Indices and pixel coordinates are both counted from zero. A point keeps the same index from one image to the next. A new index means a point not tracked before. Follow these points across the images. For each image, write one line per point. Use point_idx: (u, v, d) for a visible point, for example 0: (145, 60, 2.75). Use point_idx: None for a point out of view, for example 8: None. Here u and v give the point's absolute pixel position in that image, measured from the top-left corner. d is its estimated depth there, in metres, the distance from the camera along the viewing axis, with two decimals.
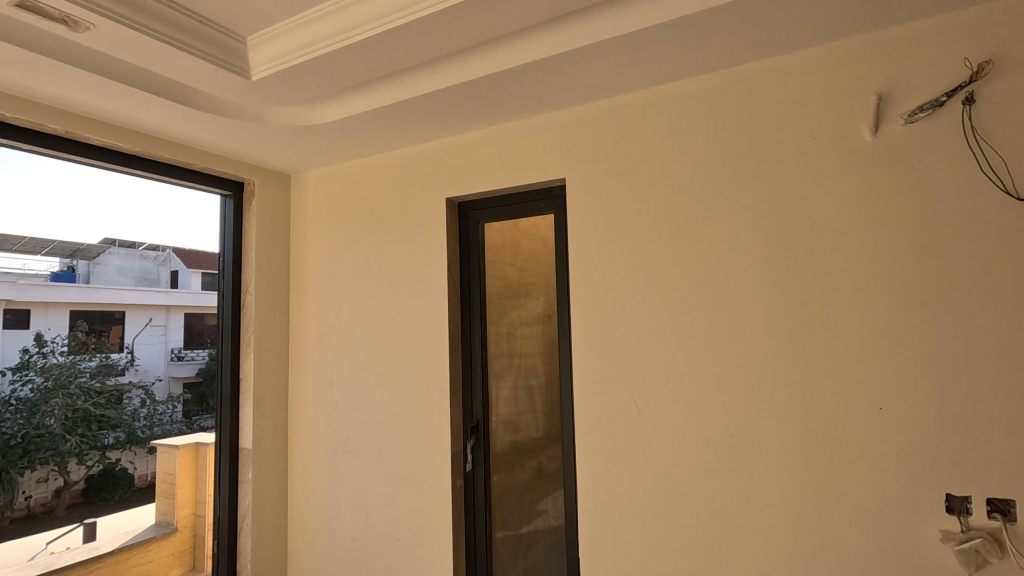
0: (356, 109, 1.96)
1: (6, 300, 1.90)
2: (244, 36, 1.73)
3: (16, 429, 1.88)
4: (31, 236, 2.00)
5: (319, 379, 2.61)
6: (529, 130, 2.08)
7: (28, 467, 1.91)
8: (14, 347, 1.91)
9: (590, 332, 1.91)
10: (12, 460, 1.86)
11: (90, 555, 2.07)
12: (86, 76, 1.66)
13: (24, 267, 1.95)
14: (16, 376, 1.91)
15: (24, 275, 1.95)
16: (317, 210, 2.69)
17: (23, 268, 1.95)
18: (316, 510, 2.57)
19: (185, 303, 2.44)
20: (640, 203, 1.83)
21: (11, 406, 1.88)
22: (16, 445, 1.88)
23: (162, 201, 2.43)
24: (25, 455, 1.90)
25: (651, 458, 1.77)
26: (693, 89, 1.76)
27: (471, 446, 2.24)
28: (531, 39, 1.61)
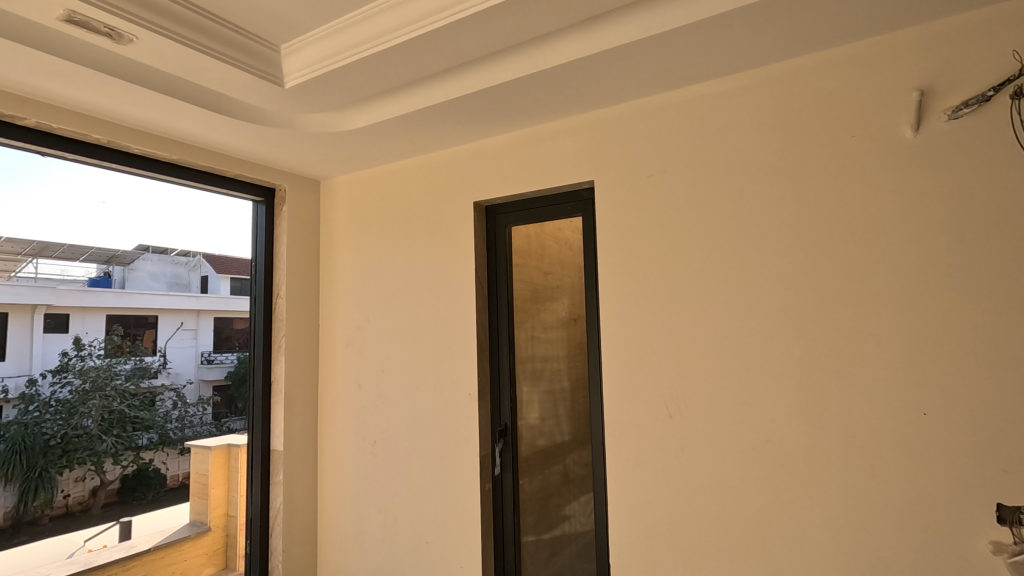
0: (386, 114, 1.98)
1: (46, 304, 1.97)
2: (278, 45, 1.77)
3: (55, 429, 1.94)
4: (70, 243, 2.08)
5: (348, 381, 2.64)
6: (558, 133, 2.07)
7: (67, 467, 1.97)
8: (54, 350, 1.97)
9: (619, 334, 1.89)
10: (51, 460, 1.92)
11: (127, 553, 2.13)
12: (126, 87, 1.71)
13: (63, 273, 2.03)
14: (56, 379, 1.96)
15: (63, 281, 2.02)
16: (346, 215, 2.73)
17: (62, 274, 2.03)
18: (345, 511, 2.60)
19: (215, 308, 2.48)
20: (670, 205, 1.81)
21: (51, 407, 1.94)
22: (55, 445, 1.94)
23: (196, 208, 2.50)
24: (64, 455, 1.96)
25: (683, 463, 1.74)
26: (725, 89, 1.74)
27: (500, 449, 2.24)
28: (560, 42, 1.61)
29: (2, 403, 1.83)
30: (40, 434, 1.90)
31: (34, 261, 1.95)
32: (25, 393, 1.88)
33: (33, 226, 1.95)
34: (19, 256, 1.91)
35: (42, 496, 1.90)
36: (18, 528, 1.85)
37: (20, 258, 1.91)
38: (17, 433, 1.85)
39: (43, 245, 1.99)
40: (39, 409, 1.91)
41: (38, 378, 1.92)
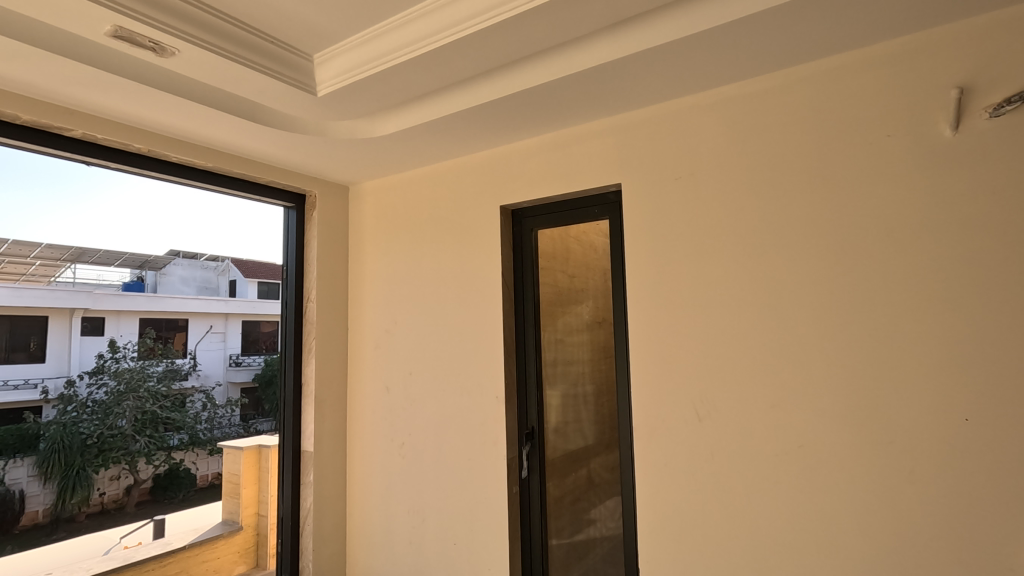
0: (415, 120, 2.01)
1: (83, 308, 2.03)
2: (311, 54, 1.81)
3: (92, 429, 2.01)
4: (106, 248, 2.14)
5: (376, 384, 2.68)
6: (585, 136, 2.08)
7: (102, 465, 2.03)
8: (91, 352, 2.03)
9: (647, 337, 1.88)
10: (88, 458, 1.99)
11: (163, 549, 2.19)
12: (164, 98, 1.77)
13: (98, 277, 2.09)
14: (92, 380, 2.03)
15: (99, 285, 2.09)
16: (374, 220, 2.78)
17: (98, 279, 2.09)
18: (373, 512, 2.63)
19: (243, 311, 2.52)
20: (699, 207, 1.81)
21: (88, 407, 2.01)
22: (92, 444, 2.01)
23: (226, 213, 2.55)
24: (100, 454, 2.03)
25: (713, 467, 1.73)
26: (756, 90, 1.72)
27: (527, 452, 2.25)
28: (587, 46, 1.62)
29: (42, 403, 1.90)
30: (78, 434, 1.97)
31: (72, 266, 2.03)
32: (64, 393, 1.95)
33: (70, 233, 2.03)
34: (57, 261, 1.99)
35: (79, 493, 1.97)
36: (57, 524, 1.92)
37: (59, 263, 1.99)
38: (56, 433, 1.92)
39: (80, 250, 2.07)
40: (77, 409, 1.98)
41: (76, 379, 1.99)
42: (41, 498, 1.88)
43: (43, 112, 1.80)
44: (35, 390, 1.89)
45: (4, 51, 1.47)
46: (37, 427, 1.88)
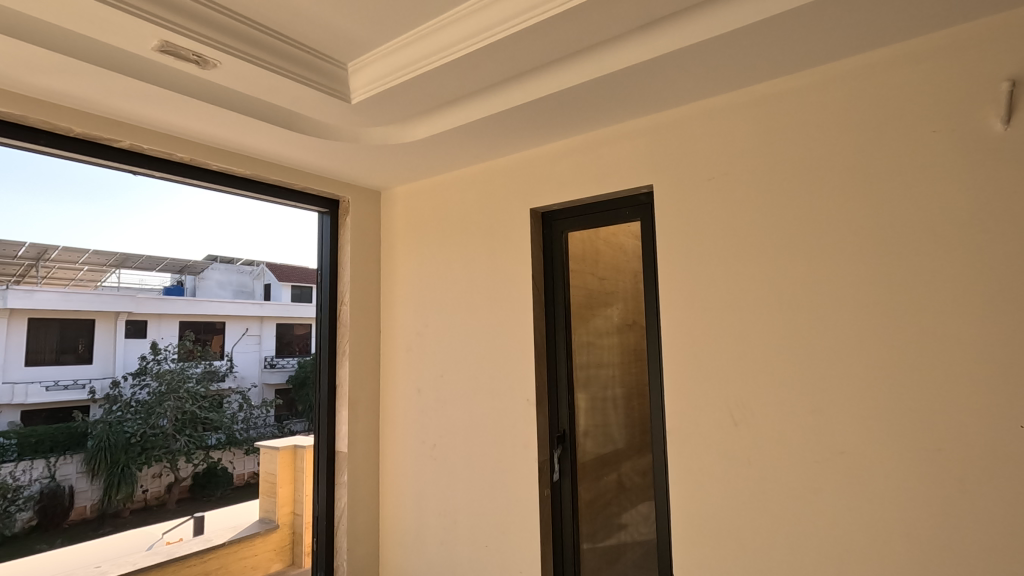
0: (447, 125, 2.03)
1: (127, 311, 2.11)
2: (345, 63, 1.85)
3: (135, 428, 2.08)
4: (148, 253, 2.22)
5: (408, 386, 2.71)
6: (616, 137, 2.07)
7: (145, 463, 2.10)
8: (134, 354, 2.11)
9: (680, 340, 1.86)
10: (131, 456, 2.06)
11: (204, 546, 2.26)
12: (205, 108, 1.83)
13: (141, 282, 2.17)
14: (136, 381, 2.10)
15: (141, 290, 2.16)
16: (405, 224, 2.82)
17: (140, 283, 2.16)
18: (406, 513, 2.66)
19: (277, 315, 2.58)
20: (733, 208, 1.77)
21: (132, 407, 2.08)
22: (136, 443, 2.08)
23: (263, 219, 2.62)
24: (143, 452, 2.10)
25: (750, 473, 1.69)
26: (792, 88, 1.69)
27: (558, 455, 2.24)
28: (618, 48, 1.62)
29: (90, 403, 1.98)
30: (123, 433, 2.04)
31: (117, 271, 2.11)
32: (110, 393, 2.03)
33: (115, 239, 2.11)
34: (103, 266, 2.08)
35: (124, 490, 2.04)
36: (104, 519, 1.99)
37: (105, 269, 2.08)
38: (103, 431, 2.00)
39: (124, 256, 2.15)
40: (122, 409, 2.05)
41: (120, 379, 2.06)
42: (89, 493, 1.96)
43: (93, 124, 1.89)
44: (83, 390, 1.97)
45: (58, 67, 1.55)
46: (85, 425, 1.96)
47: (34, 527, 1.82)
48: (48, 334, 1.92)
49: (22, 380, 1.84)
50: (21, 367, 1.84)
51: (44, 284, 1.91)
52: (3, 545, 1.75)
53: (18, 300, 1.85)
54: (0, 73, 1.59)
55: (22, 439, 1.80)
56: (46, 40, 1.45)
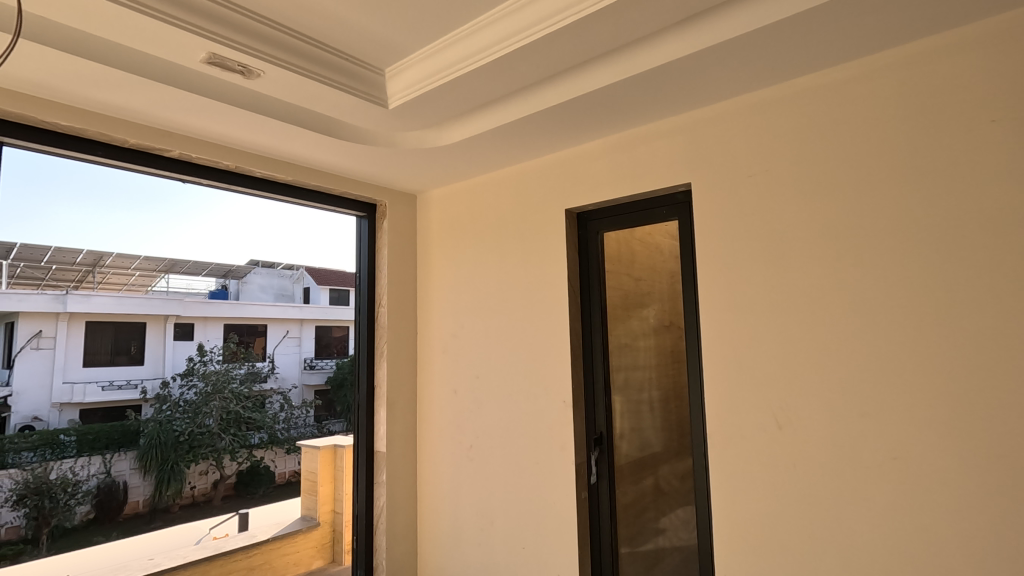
0: (481, 127, 2.05)
1: (175, 315, 2.19)
2: (382, 69, 1.89)
3: (183, 426, 2.16)
4: (194, 259, 2.29)
5: (445, 387, 2.73)
6: (651, 136, 2.04)
7: (193, 461, 2.18)
8: (182, 355, 2.19)
9: (720, 342, 1.82)
10: (180, 454, 2.14)
11: (249, 541, 2.33)
12: (250, 117, 1.89)
13: (188, 286, 2.24)
14: (184, 381, 2.17)
15: (188, 294, 2.24)
16: (440, 227, 2.85)
17: (187, 287, 2.23)
18: (443, 513, 2.68)
19: (316, 317, 2.64)
20: (775, 205, 1.73)
21: (180, 407, 2.16)
22: (184, 441, 2.16)
23: (304, 224, 2.70)
24: (191, 450, 2.18)
25: (796, 478, 1.63)
26: (837, 80, 1.63)
27: (596, 458, 2.22)
28: (654, 45, 1.60)
29: (142, 402, 2.06)
30: (172, 431, 2.12)
31: (166, 276, 2.18)
32: (160, 393, 2.11)
33: (164, 245, 2.20)
34: (153, 272, 2.15)
35: (173, 486, 2.12)
36: (155, 513, 2.08)
37: (155, 274, 2.15)
38: (153, 430, 2.08)
39: (173, 262, 2.22)
40: (171, 408, 2.13)
41: (169, 380, 2.14)
42: (141, 489, 2.04)
43: (147, 136, 1.98)
44: (136, 390, 2.05)
45: (114, 82, 1.63)
46: (138, 424, 2.04)
47: (92, 520, 1.91)
48: (104, 337, 2.00)
49: (80, 380, 1.92)
50: (80, 368, 1.93)
51: (100, 289, 2.01)
52: (64, 536, 1.84)
53: (75, 304, 1.94)
54: (62, 89, 1.69)
55: (80, 436, 1.89)
56: (104, 56, 1.53)
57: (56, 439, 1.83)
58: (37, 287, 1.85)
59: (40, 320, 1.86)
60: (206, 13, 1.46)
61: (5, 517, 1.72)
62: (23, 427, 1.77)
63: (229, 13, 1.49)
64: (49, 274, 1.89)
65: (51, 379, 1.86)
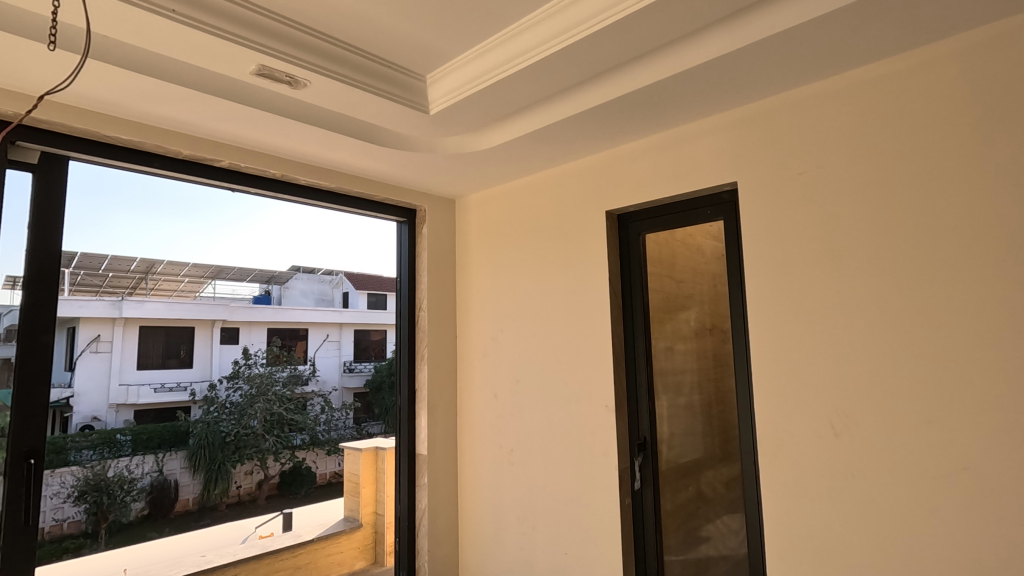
0: (520, 131, 2.05)
1: (221, 319, 2.23)
2: (423, 76, 1.91)
3: (230, 427, 2.21)
4: (239, 265, 2.34)
5: (485, 390, 2.74)
6: (695, 135, 2.00)
7: (239, 461, 2.23)
8: (228, 358, 2.23)
9: (769, 345, 1.76)
10: (227, 454, 2.20)
11: (295, 541, 2.39)
12: (296, 127, 1.94)
13: (234, 292, 2.29)
14: (229, 384, 2.22)
15: (234, 299, 2.28)
16: (480, 231, 2.86)
17: (233, 293, 2.29)
18: (484, 517, 2.69)
19: (355, 321, 2.67)
20: (827, 203, 1.66)
21: (227, 408, 2.21)
22: (230, 441, 2.21)
23: (345, 230, 2.76)
24: (237, 450, 2.23)
25: (853, 489, 1.56)
26: (894, 71, 1.56)
27: (639, 463, 2.19)
28: (699, 41, 1.56)
29: (191, 404, 2.12)
30: (219, 432, 2.18)
31: (213, 282, 2.24)
32: (207, 395, 2.16)
33: (209, 252, 2.25)
34: (200, 278, 2.21)
35: (220, 485, 2.17)
36: (203, 511, 2.13)
37: (202, 280, 2.21)
38: (202, 430, 2.14)
39: (219, 268, 2.27)
40: (218, 410, 2.19)
41: (216, 382, 2.19)
42: (191, 488, 2.10)
43: (199, 147, 2.06)
44: (185, 392, 2.11)
45: (169, 95, 1.70)
46: (187, 424, 2.10)
47: (146, 516, 1.98)
48: (155, 341, 2.06)
49: (134, 382, 1.98)
50: (135, 370, 1.99)
51: (152, 295, 2.07)
52: (120, 531, 1.92)
53: (131, 309, 2.00)
54: (122, 104, 1.77)
55: (135, 436, 1.95)
56: (160, 71, 1.60)
57: (112, 439, 1.90)
58: (96, 294, 1.93)
59: (98, 325, 1.93)
60: (256, 26, 1.50)
61: (67, 512, 1.80)
62: (83, 426, 1.85)
63: (278, 25, 1.53)
64: (106, 281, 1.96)
65: (109, 382, 1.92)
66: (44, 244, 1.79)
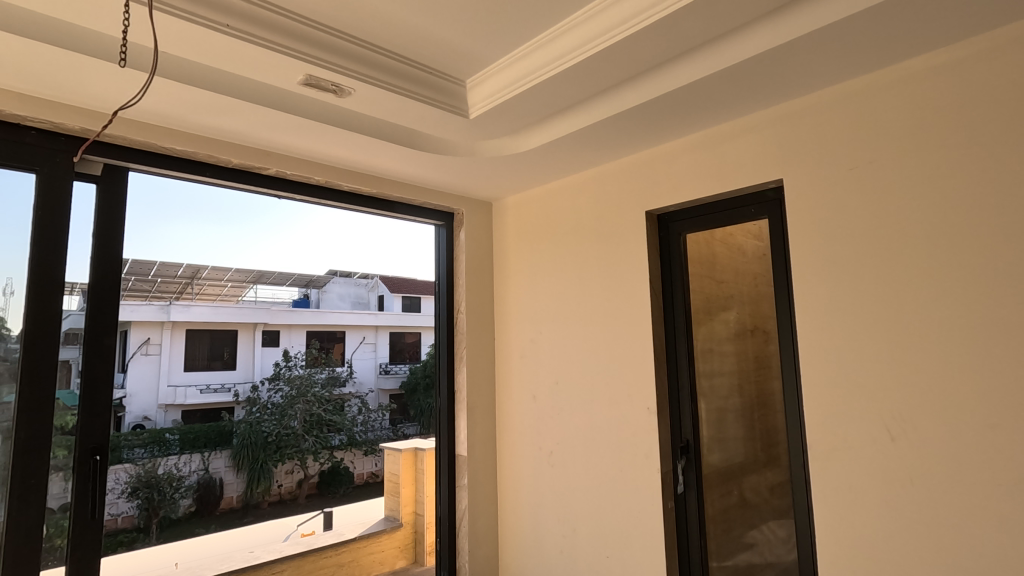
0: (559, 132, 2.05)
1: (262, 323, 2.24)
2: (463, 81, 1.93)
3: (271, 427, 2.24)
4: (279, 270, 2.35)
5: (523, 392, 2.75)
6: (737, 132, 1.96)
7: (280, 460, 2.26)
8: (269, 360, 2.24)
9: (818, 346, 1.72)
10: (269, 454, 2.23)
11: (338, 539, 2.44)
12: (339, 134, 1.98)
13: (274, 295, 2.30)
14: (271, 386, 2.24)
15: (275, 302, 2.29)
16: (518, 233, 2.87)
17: (274, 296, 2.29)
18: (524, 519, 2.70)
19: (390, 324, 2.70)
20: (880, 199, 1.61)
21: (268, 408, 2.24)
22: (272, 441, 2.25)
23: (386, 235, 2.82)
24: (278, 450, 2.26)
25: (913, 496, 1.50)
26: (951, 61, 1.49)
27: (682, 467, 2.16)
28: (742, 36, 1.53)
29: (234, 404, 2.14)
30: (261, 432, 2.21)
31: (254, 286, 2.25)
32: (250, 397, 2.18)
33: (253, 257, 2.28)
34: (243, 282, 2.23)
35: (263, 484, 2.21)
36: (247, 509, 2.16)
37: (244, 285, 2.23)
38: (245, 430, 2.17)
39: (260, 273, 2.29)
40: (260, 410, 2.22)
41: (258, 384, 2.21)
42: (235, 485, 2.14)
43: (247, 156, 2.14)
44: (229, 393, 2.13)
45: (221, 107, 1.77)
46: (231, 424, 2.14)
47: (194, 513, 2.02)
48: (201, 343, 2.07)
49: (181, 383, 2.01)
50: (181, 372, 2.01)
51: (198, 300, 2.09)
52: (170, 526, 1.97)
53: (178, 313, 2.04)
54: (176, 116, 1.85)
55: (182, 435, 1.99)
56: (213, 83, 1.67)
57: (162, 438, 1.95)
58: (145, 299, 1.99)
59: (147, 328, 1.98)
60: (304, 37, 1.55)
61: (121, 507, 1.87)
62: (135, 426, 1.91)
63: (324, 36, 1.58)
64: (155, 286, 2.01)
65: (158, 382, 1.97)
66: (107, 253, 1.90)
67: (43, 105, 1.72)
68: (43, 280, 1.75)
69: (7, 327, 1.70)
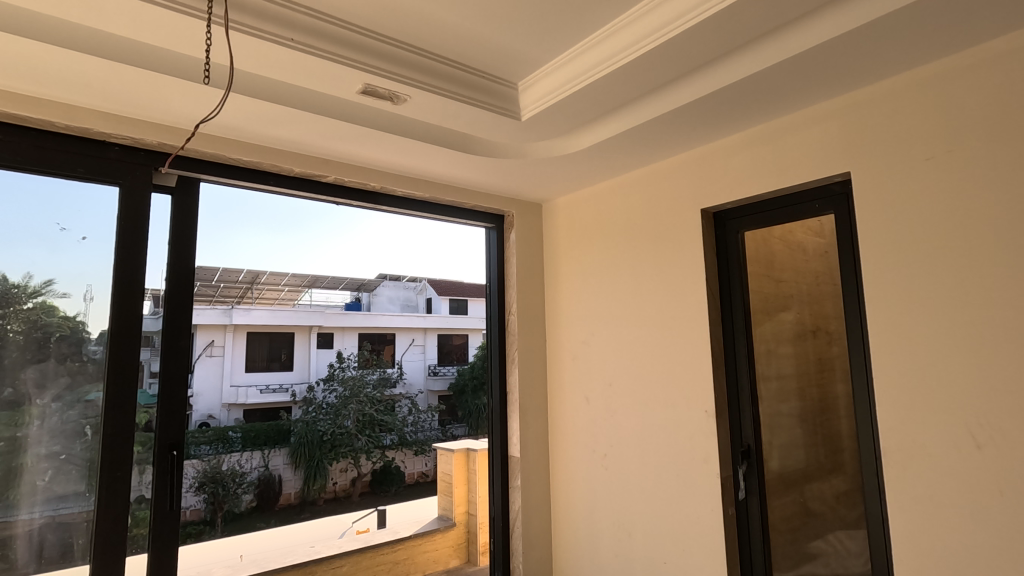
0: (611, 132, 2.03)
1: (318, 324, 2.31)
2: (515, 83, 1.94)
3: (326, 427, 2.30)
4: (333, 275, 2.42)
5: (576, 394, 2.74)
6: (799, 126, 1.88)
7: (335, 458, 2.31)
8: (324, 361, 2.31)
9: (891, 348, 1.62)
10: (323, 452, 2.28)
11: (394, 536, 2.51)
12: (395, 140, 2.03)
13: (328, 299, 2.37)
14: (326, 386, 2.31)
15: (328, 306, 2.36)
16: (569, 234, 2.86)
17: (327, 300, 2.36)
18: (578, 521, 2.68)
19: (439, 326, 2.74)
20: (960, 191, 1.50)
21: (324, 408, 2.30)
22: (327, 440, 2.30)
23: (437, 238, 2.87)
24: (333, 449, 2.31)
25: (1004, 507, 1.39)
26: None
27: (744, 472, 2.09)
28: (804, 26, 1.46)
29: (292, 404, 2.22)
30: (317, 431, 2.27)
31: (310, 291, 2.33)
32: (306, 396, 2.25)
33: (312, 262, 2.38)
34: (299, 287, 2.31)
35: (319, 482, 2.27)
36: (304, 505, 2.23)
37: (300, 289, 2.30)
38: (302, 429, 2.23)
39: (315, 277, 2.36)
40: (316, 410, 2.28)
41: (314, 384, 2.28)
42: (293, 482, 2.20)
43: (309, 164, 2.23)
44: (287, 393, 2.21)
45: (284, 118, 1.84)
46: (289, 423, 2.21)
47: (255, 508, 2.10)
48: (261, 345, 2.16)
49: (243, 384, 2.10)
50: (243, 372, 2.10)
51: (257, 304, 2.18)
52: (233, 521, 2.06)
53: (239, 316, 2.13)
54: (243, 128, 1.94)
55: (244, 433, 2.08)
56: (277, 96, 1.74)
57: (225, 436, 2.04)
58: (210, 303, 2.08)
59: (212, 330, 2.08)
60: (363, 48, 1.60)
61: (189, 500, 1.97)
62: (201, 423, 2.01)
63: (380, 45, 1.62)
64: (218, 291, 2.11)
65: (222, 383, 2.06)
66: (180, 260, 2.01)
67: (125, 123, 1.85)
68: (122, 287, 1.86)
69: (89, 331, 1.82)
